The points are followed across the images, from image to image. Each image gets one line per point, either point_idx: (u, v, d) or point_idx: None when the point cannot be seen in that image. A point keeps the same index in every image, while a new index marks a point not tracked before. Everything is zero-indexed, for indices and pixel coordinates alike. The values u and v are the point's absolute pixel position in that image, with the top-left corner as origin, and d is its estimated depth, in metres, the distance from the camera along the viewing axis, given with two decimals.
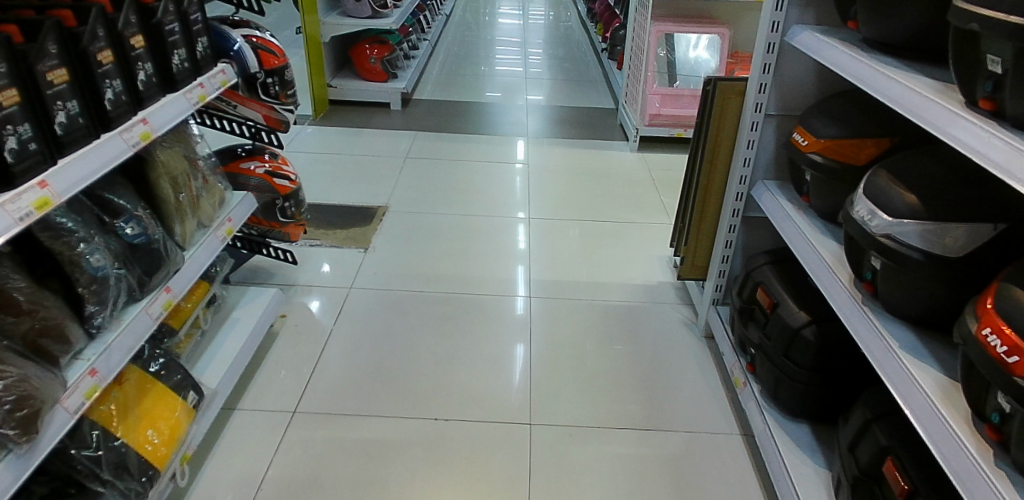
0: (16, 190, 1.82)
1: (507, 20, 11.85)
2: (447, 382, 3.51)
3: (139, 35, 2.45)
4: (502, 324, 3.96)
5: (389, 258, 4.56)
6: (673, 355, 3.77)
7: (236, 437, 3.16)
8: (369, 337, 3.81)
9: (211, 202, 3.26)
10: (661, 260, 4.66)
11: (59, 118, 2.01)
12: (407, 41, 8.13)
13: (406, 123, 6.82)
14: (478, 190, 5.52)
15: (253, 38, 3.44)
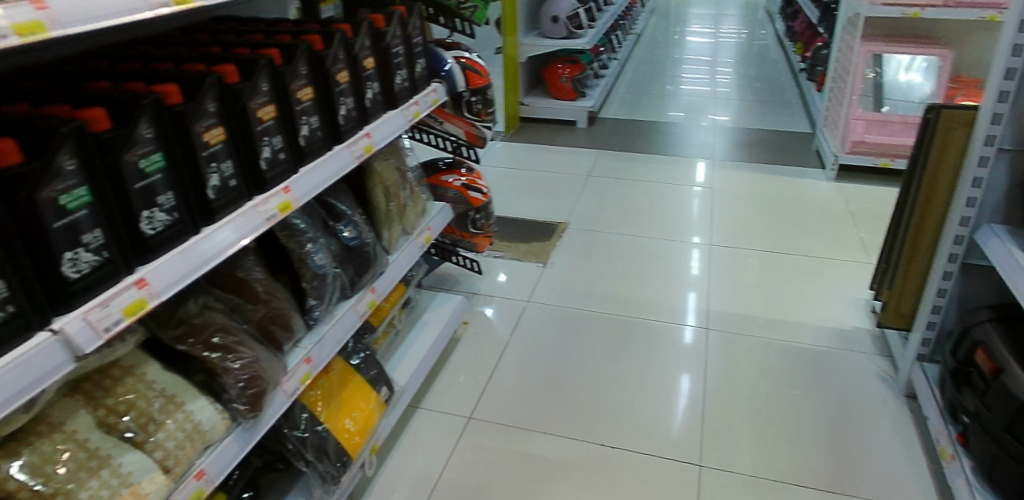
0: (265, 193, 2.04)
1: (698, 38, 11.51)
2: (615, 408, 3.44)
3: (371, 57, 2.67)
4: (673, 354, 3.81)
5: (564, 275, 4.60)
6: (868, 413, 3.39)
7: (418, 434, 3.34)
8: (540, 352, 3.86)
9: (415, 211, 3.50)
10: (856, 302, 4.23)
11: (303, 132, 2.25)
12: (597, 60, 8.19)
13: (591, 142, 6.86)
14: (658, 211, 5.39)
15: (462, 59, 3.63)
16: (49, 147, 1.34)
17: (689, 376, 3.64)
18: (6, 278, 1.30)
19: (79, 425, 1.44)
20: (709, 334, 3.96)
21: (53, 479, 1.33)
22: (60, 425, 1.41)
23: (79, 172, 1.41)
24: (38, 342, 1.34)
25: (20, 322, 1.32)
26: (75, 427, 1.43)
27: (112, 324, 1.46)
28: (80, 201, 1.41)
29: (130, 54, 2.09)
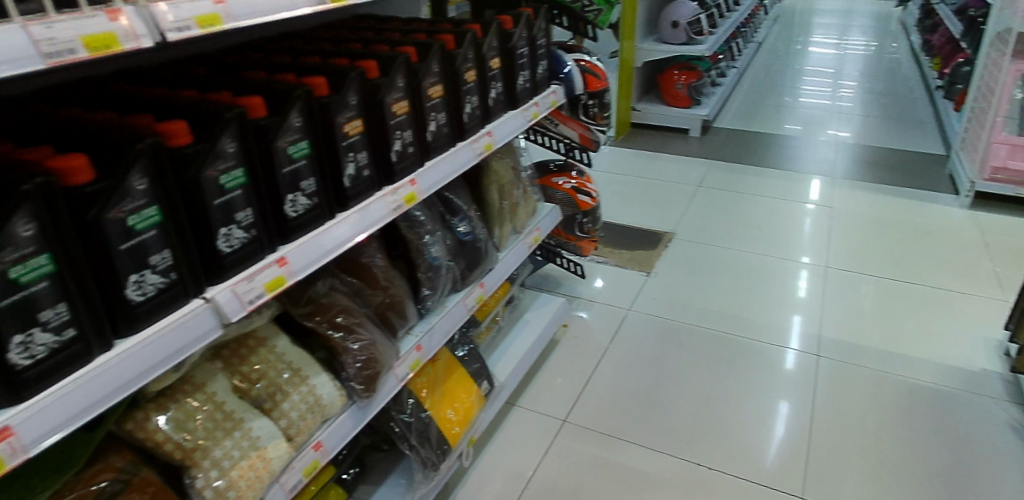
0: (393, 184, 2.07)
1: (821, 48, 10.92)
2: (712, 428, 3.33)
3: (497, 58, 2.70)
4: (776, 378, 3.63)
5: (667, 286, 4.49)
6: (994, 464, 3.09)
7: (512, 432, 3.37)
8: (638, 364, 3.78)
9: (526, 210, 3.52)
10: (986, 342, 3.88)
11: (431, 127, 2.31)
12: (716, 68, 7.93)
13: (704, 151, 6.66)
14: (768, 228, 5.15)
15: (581, 63, 3.62)
16: (216, 129, 1.41)
17: (793, 404, 3.45)
18: (170, 246, 1.36)
19: (217, 387, 1.53)
20: (820, 362, 3.73)
21: (191, 439, 1.44)
22: (204, 386, 1.51)
23: (240, 156, 1.47)
24: (193, 308, 1.43)
25: (178, 288, 1.39)
26: (213, 389, 1.52)
27: (256, 297, 1.53)
28: (237, 182, 1.47)
29: (285, 48, 2.19)
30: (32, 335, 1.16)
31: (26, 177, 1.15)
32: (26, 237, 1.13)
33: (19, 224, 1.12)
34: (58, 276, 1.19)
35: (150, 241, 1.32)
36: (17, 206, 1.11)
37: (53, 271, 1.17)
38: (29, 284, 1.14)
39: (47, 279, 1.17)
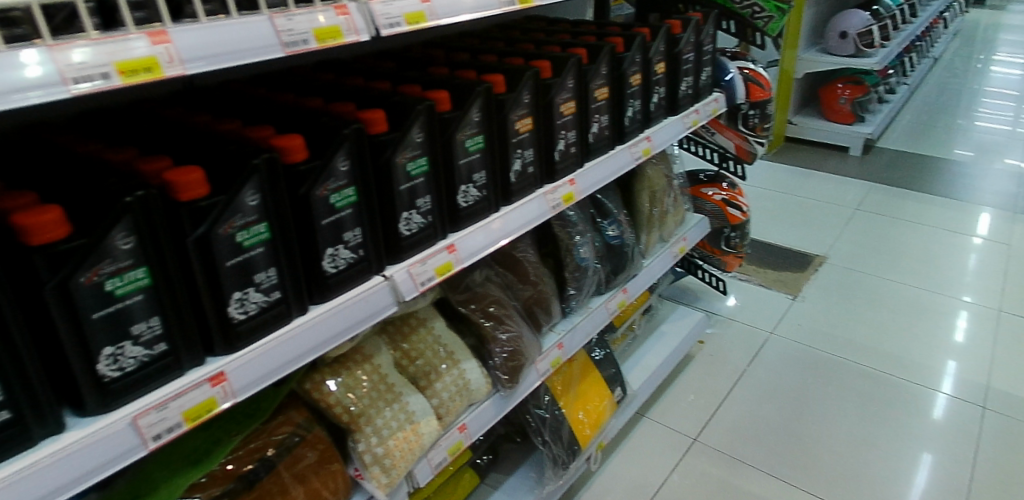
0: (553, 183, 2.01)
1: (1006, 68, 9.71)
2: (844, 480, 2.73)
3: (662, 63, 2.57)
4: (929, 430, 2.96)
5: (812, 310, 3.86)
6: None
7: (637, 445, 2.98)
8: (774, 393, 3.22)
9: (676, 220, 3.39)
10: None
11: (593, 128, 2.17)
12: (885, 82, 7.16)
13: (862, 169, 5.77)
14: (933, 257, 4.34)
15: (745, 70, 3.40)
16: (407, 116, 1.23)
17: (945, 456, 2.81)
18: (362, 224, 1.20)
19: (384, 360, 1.52)
20: (984, 415, 3.03)
21: (356, 405, 1.43)
22: (371, 358, 1.50)
23: (430, 143, 1.29)
24: (373, 283, 1.25)
25: (363, 265, 1.23)
26: (380, 362, 1.51)
27: (428, 282, 1.34)
28: (423, 170, 1.28)
29: (462, 45, 2.21)
30: (247, 293, 1.05)
31: (251, 150, 1.03)
32: (252, 206, 1.01)
33: (248, 194, 1.00)
34: (273, 244, 1.06)
35: (343, 220, 1.16)
36: (247, 175, 0.99)
37: (271, 238, 1.06)
38: (251, 249, 1.03)
39: (264, 246, 1.05)
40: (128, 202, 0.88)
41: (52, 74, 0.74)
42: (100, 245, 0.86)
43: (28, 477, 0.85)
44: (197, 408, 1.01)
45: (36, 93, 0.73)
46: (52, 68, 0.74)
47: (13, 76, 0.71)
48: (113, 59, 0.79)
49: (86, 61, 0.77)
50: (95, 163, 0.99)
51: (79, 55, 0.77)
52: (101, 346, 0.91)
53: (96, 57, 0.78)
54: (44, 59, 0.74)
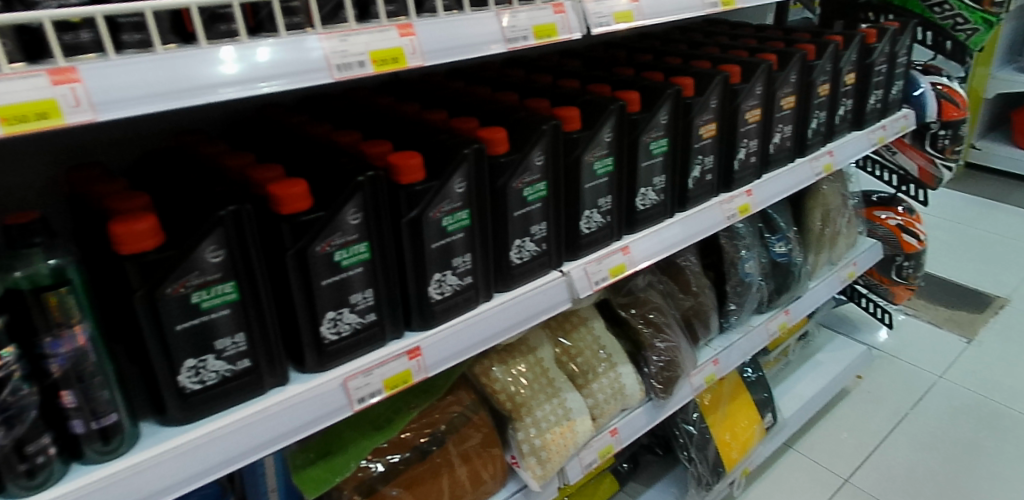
0: (731, 191, 1.78)
1: None
2: None
3: (854, 72, 2.04)
4: None
5: (1000, 364, 2.64)
6: None
7: (775, 483, 2.16)
8: (951, 448, 2.23)
9: (846, 241, 2.49)
10: None
11: (775, 139, 1.85)
12: None
13: None
14: None
15: (941, 84, 2.44)
16: (596, 116, 1.19)
17: None
18: (549, 218, 1.15)
19: (546, 354, 1.49)
20: None
21: (518, 392, 1.42)
22: (535, 352, 1.47)
23: (617, 143, 1.25)
24: (550, 277, 1.20)
25: (544, 260, 1.18)
26: (541, 355, 1.48)
27: (602, 281, 1.29)
28: (608, 170, 1.24)
29: (646, 46, 1.96)
30: (445, 274, 0.96)
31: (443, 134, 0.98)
32: (458, 193, 0.93)
33: (455, 182, 0.92)
34: (470, 234, 0.97)
35: (533, 215, 1.12)
36: (456, 164, 0.91)
37: (471, 225, 0.97)
38: (452, 236, 0.95)
39: (463, 235, 0.96)
40: (359, 183, 0.80)
41: (249, 71, 0.64)
42: (335, 218, 0.80)
43: (260, 419, 0.77)
44: (396, 378, 0.91)
45: (233, 88, 0.63)
46: (250, 65, 0.64)
47: (210, 70, 0.62)
48: (307, 64, 0.67)
49: (273, 61, 0.65)
50: (302, 139, 0.98)
51: (264, 54, 0.65)
52: (325, 309, 0.84)
53: (288, 53, 0.66)
54: (242, 54, 0.64)
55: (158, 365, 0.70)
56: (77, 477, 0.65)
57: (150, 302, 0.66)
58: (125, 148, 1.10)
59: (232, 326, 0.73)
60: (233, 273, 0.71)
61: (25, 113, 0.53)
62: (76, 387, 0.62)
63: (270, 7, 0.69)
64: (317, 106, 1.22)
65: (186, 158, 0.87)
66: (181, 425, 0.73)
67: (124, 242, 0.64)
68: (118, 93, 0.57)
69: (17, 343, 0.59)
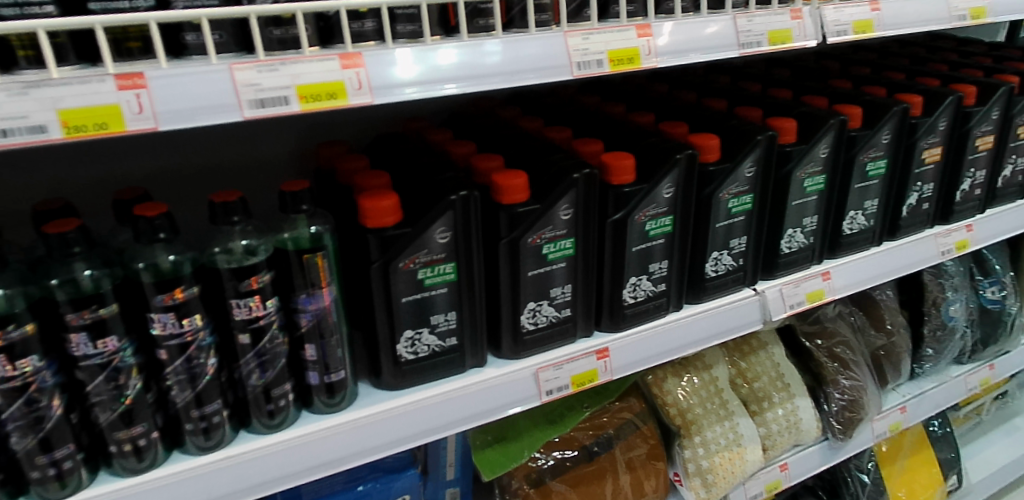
0: (949, 225, 1.43)
1: None
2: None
3: None
4: None
5: None
6: None
7: None
8: None
9: None
10: None
11: (1006, 171, 1.49)
12: None
13: None
14: None
15: None
16: (815, 130, 1.09)
17: None
18: (750, 233, 1.06)
19: (722, 374, 1.30)
20: None
21: (690, 406, 1.25)
22: (710, 371, 1.29)
23: (832, 161, 1.13)
24: (743, 296, 1.10)
25: (738, 276, 1.08)
26: (717, 374, 1.30)
27: (798, 307, 1.17)
28: (819, 189, 1.13)
29: (860, 58, 1.71)
30: (642, 278, 0.93)
31: (653, 137, 0.95)
32: (664, 198, 0.90)
33: (663, 186, 0.89)
34: (671, 241, 0.94)
35: (734, 228, 1.03)
36: (667, 169, 0.88)
37: (673, 233, 0.93)
38: (653, 241, 0.91)
39: (664, 241, 0.93)
40: (574, 179, 0.80)
41: (429, 73, 0.57)
42: (548, 211, 0.80)
43: (461, 396, 0.79)
44: (583, 376, 0.89)
45: (413, 89, 0.57)
46: (428, 66, 0.57)
47: (386, 72, 0.55)
48: (482, 70, 0.60)
49: (450, 63, 0.59)
50: (507, 134, 0.96)
51: (445, 56, 0.59)
52: (527, 299, 0.84)
53: (468, 57, 0.60)
54: (421, 55, 0.57)
55: (383, 332, 0.76)
56: (307, 421, 0.70)
57: (385, 274, 0.72)
58: (363, 135, 0.99)
59: (447, 304, 0.77)
60: (455, 255, 0.75)
61: (316, 95, 0.52)
62: (317, 342, 0.68)
63: (524, 2, 0.65)
64: (520, 103, 1.18)
65: (411, 142, 0.91)
66: (391, 390, 0.78)
67: (370, 217, 0.70)
68: (393, 79, 0.56)
69: (280, 296, 0.65)
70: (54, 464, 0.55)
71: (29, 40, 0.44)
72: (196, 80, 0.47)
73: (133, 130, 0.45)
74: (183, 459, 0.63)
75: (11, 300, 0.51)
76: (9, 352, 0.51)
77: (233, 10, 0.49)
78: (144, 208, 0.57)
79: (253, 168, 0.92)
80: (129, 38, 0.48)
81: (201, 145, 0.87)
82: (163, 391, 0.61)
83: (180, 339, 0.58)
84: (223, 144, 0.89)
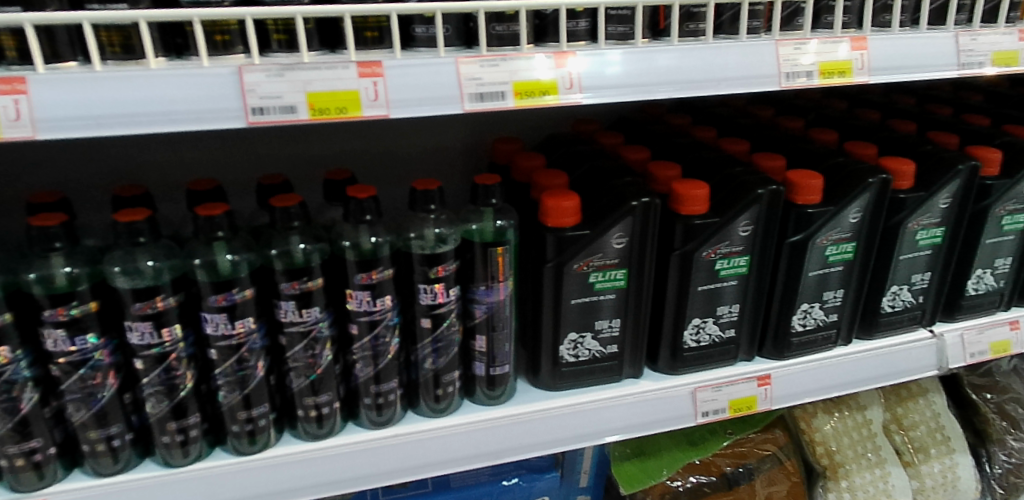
0: None
1: None
2: None
3: None
4: None
5: None
6: None
7: None
8: None
9: None
10: None
11: None
12: None
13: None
14: None
15: None
16: None
17: None
18: (936, 268, 0.96)
19: (878, 418, 1.12)
20: None
21: (838, 448, 1.08)
22: (864, 412, 1.11)
23: None
24: (920, 337, 0.98)
25: (916, 314, 0.98)
26: (872, 417, 1.11)
27: (978, 357, 1.02)
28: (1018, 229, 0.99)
29: None
30: (815, 305, 0.87)
31: (839, 157, 0.88)
32: (850, 223, 0.83)
33: (850, 210, 0.83)
34: (851, 269, 0.87)
35: (918, 262, 0.94)
36: (856, 192, 0.82)
37: (853, 260, 0.86)
38: (832, 267, 0.85)
39: (843, 268, 0.86)
40: (759, 194, 0.75)
41: (563, 82, 0.53)
42: (727, 225, 0.75)
43: (618, 405, 0.76)
44: (743, 401, 0.84)
45: (552, 96, 0.53)
46: (561, 73, 0.53)
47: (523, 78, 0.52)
48: (635, 79, 0.56)
49: (581, 72, 0.54)
50: (679, 141, 0.92)
51: (577, 64, 0.54)
52: (693, 315, 0.79)
53: (600, 67, 0.54)
54: (553, 61, 0.53)
55: (547, 333, 0.74)
56: (469, 410, 0.71)
57: (557, 275, 0.70)
58: (535, 129, 0.96)
59: (613, 311, 0.74)
60: (628, 261, 0.72)
61: (531, 92, 0.52)
62: (488, 334, 0.69)
63: (736, 8, 0.62)
64: (686, 110, 1.13)
65: (583, 144, 0.89)
66: (547, 391, 0.76)
67: (551, 215, 0.69)
68: (568, 81, 0.54)
69: (460, 285, 0.67)
70: (250, 420, 0.59)
71: (283, 24, 0.47)
72: (426, 73, 0.49)
73: (369, 115, 0.47)
74: (357, 431, 0.66)
75: (236, 265, 0.54)
76: (230, 312, 0.54)
77: (464, 6, 0.50)
78: (355, 190, 0.60)
79: (428, 156, 0.90)
80: (367, 27, 0.50)
81: (381, 132, 0.87)
82: (349, 364, 0.64)
83: (370, 316, 0.61)
84: (398, 132, 0.87)
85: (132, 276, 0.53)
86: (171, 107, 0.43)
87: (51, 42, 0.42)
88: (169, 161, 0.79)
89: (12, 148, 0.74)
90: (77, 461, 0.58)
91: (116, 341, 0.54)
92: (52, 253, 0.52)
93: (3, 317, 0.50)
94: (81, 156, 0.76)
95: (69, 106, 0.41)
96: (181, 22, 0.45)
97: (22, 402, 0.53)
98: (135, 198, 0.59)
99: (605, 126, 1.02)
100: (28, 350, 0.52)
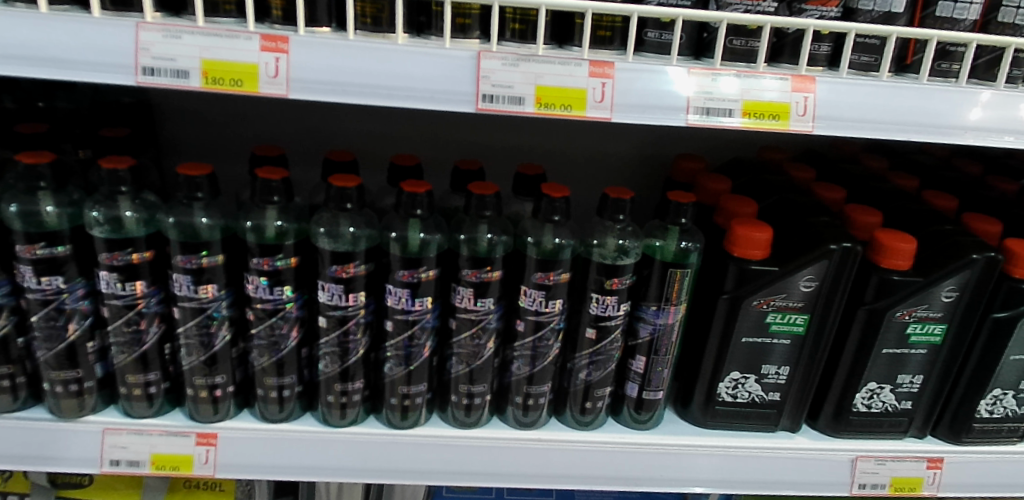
0: None
1: None
2: None
3: None
4: None
5: None
6: None
7: None
8: None
9: None
10: None
11: None
12: None
13: None
14: None
15: None
16: None
17: None
18: None
19: None
20: None
21: None
22: None
23: None
24: None
25: None
26: None
27: None
28: None
29: None
30: (1009, 392, 0.73)
31: None
32: None
33: None
34: None
35: None
36: None
37: None
38: None
39: None
40: (972, 259, 0.67)
41: (712, 101, 0.48)
42: (929, 288, 0.67)
43: (769, 458, 0.71)
44: (906, 482, 0.74)
45: (693, 116, 0.47)
46: (711, 92, 0.48)
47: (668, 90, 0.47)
48: (878, 116, 0.50)
49: (731, 93, 0.48)
50: (879, 184, 0.84)
51: (726, 84, 0.48)
52: (870, 379, 0.72)
53: (749, 90, 0.49)
54: (699, 79, 0.48)
55: (705, 368, 0.70)
56: (614, 429, 0.68)
57: (733, 309, 0.66)
58: (719, 150, 0.90)
59: (785, 357, 0.69)
60: (812, 308, 0.66)
61: (759, 114, 0.49)
62: (648, 357, 0.66)
63: (997, 52, 0.56)
64: (882, 153, 1.02)
65: (771, 173, 0.82)
66: (695, 426, 0.72)
67: (739, 244, 0.65)
68: (731, 101, 0.48)
69: (631, 301, 0.64)
70: (408, 396, 0.60)
71: (522, 14, 0.47)
72: (654, 80, 0.47)
73: (592, 116, 0.46)
74: (502, 427, 0.65)
75: (425, 245, 0.56)
76: (413, 289, 0.56)
77: (709, 15, 0.47)
78: (550, 189, 0.58)
79: (601, 161, 0.87)
80: (602, 26, 0.49)
81: (560, 129, 0.84)
82: (507, 359, 0.63)
83: (538, 317, 0.60)
84: (580, 133, 0.85)
85: (332, 238, 0.55)
86: (411, 84, 0.44)
87: (314, 8, 0.46)
88: (359, 130, 0.82)
89: (229, 100, 0.80)
90: (248, 402, 0.61)
91: (305, 296, 0.57)
92: (269, 204, 0.54)
93: (216, 258, 0.54)
94: (284, 115, 0.81)
95: (321, 70, 0.44)
96: (429, 1, 0.47)
97: (216, 339, 0.56)
98: (345, 164, 0.63)
99: (793, 156, 0.95)
100: (230, 292, 0.56)
